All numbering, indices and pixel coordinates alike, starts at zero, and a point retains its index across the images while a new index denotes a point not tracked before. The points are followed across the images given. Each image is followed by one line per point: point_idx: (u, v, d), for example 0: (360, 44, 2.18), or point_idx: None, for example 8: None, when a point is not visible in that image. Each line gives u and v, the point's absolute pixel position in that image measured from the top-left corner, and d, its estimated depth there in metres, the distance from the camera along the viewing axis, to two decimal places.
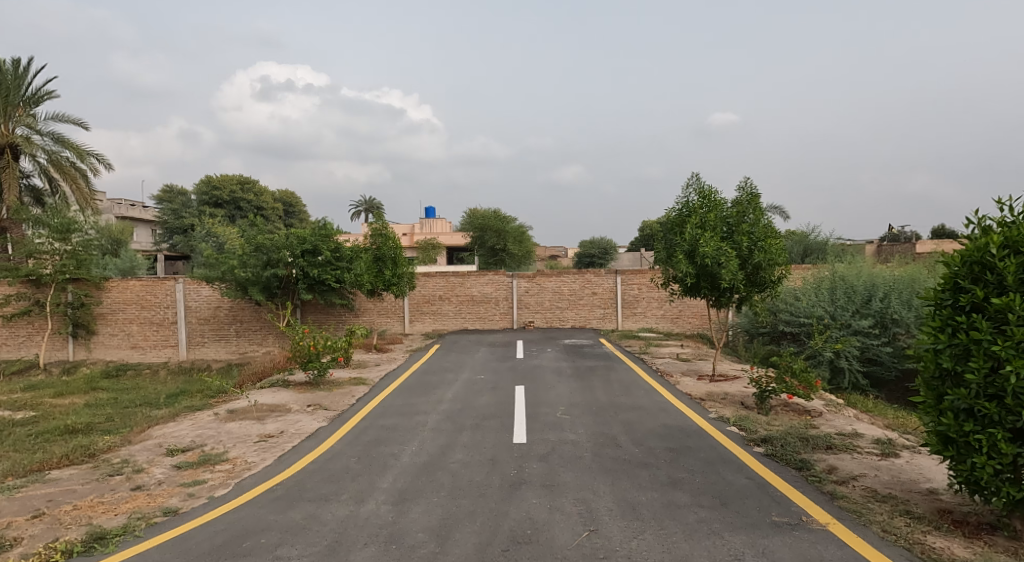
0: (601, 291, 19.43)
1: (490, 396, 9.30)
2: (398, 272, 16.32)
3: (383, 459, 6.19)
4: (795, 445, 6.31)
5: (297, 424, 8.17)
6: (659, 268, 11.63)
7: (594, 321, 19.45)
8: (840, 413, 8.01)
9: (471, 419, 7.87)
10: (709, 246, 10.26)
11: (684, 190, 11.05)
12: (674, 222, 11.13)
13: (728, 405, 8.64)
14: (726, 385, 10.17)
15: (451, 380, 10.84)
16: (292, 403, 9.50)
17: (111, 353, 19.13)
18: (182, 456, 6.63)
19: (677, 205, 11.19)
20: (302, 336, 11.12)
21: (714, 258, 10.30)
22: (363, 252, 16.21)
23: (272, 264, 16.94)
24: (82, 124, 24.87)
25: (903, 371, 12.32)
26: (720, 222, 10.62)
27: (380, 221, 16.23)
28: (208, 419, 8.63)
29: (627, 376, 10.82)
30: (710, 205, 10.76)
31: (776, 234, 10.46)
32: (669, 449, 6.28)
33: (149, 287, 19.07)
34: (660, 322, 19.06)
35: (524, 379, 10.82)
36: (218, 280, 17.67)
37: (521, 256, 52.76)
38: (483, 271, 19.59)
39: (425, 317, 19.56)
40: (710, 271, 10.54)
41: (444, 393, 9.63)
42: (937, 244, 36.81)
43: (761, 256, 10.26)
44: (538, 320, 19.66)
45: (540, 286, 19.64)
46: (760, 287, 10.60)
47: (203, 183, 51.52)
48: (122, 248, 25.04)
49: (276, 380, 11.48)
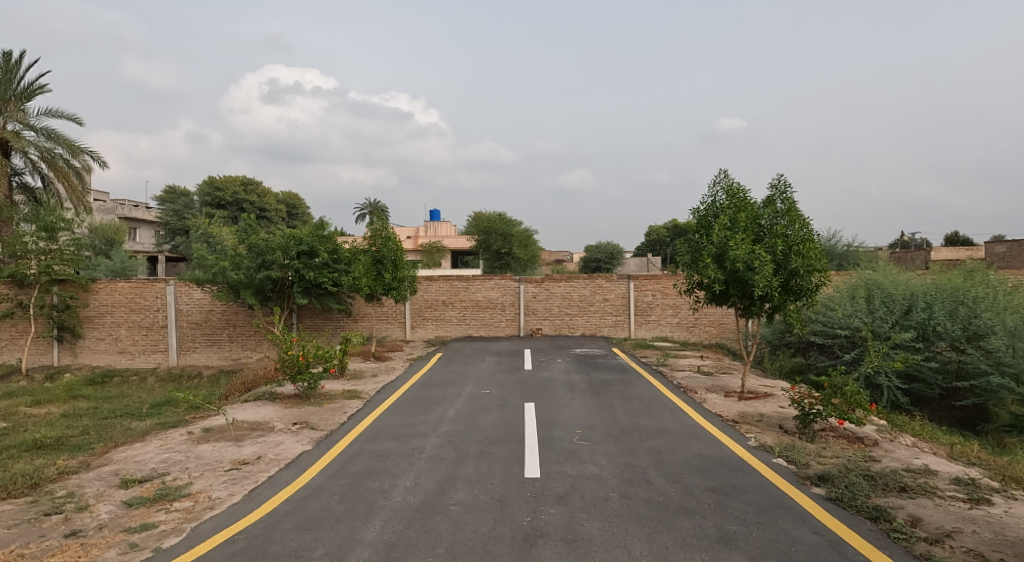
0: (612, 297, 18.44)
1: (496, 416, 8.30)
2: (399, 275, 15.29)
3: (371, 499, 5.21)
4: (862, 486, 5.31)
5: (277, 447, 7.19)
6: (683, 273, 10.62)
7: (605, 329, 18.44)
8: (898, 443, 7.01)
9: (475, 445, 6.88)
10: (740, 249, 9.32)
11: (711, 187, 10.12)
12: (700, 223, 10.19)
13: (766, 429, 7.65)
14: (759, 403, 9.16)
15: (454, 395, 9.87)
16: (276, 421, 8.53)
17: (97, 358, 18.24)
18: (136, 490, 5.65)
19: (703, 204, 10.27)
20: (291, 345, 10.18)
21: (745, 262, 9.36)
22: (362, 252, 15.14)
23: (266, 265, 16.13)
24: (75, 120, 24.15)
25: (947, 388, 11.25)
26: (751, 223, 9.65)
27: (380, 221, 15.18)
28: (178, 439, 7.67)
29: (647, 392, 9.82)
30: (740, 204, 9.81)
31: (815, 237, 9.46)
32: (711, 490, 5.29)
33: (139, 288, 18.19)
34: (675, 331, 18.05)
35: (534, 394, 9.83)
36: (210, 282, 16.74)
37: (527, 260, 51.80)
38: (489, 275, 18.64)
39: (427, 323, 18.59)
40: (741, 277, 9.53)
41: (446, 411, 8.65)
42: (958, 252, 35.67)
43: (799, 261, 9.27)
44: (546, 327, 18.65)
45: (549, 291, 18.65)
46: (796, 296, 9.57)
47: (206, 184, 50.92)
48: (115, 248, 24.18)
49: (263, 393, 10.54)
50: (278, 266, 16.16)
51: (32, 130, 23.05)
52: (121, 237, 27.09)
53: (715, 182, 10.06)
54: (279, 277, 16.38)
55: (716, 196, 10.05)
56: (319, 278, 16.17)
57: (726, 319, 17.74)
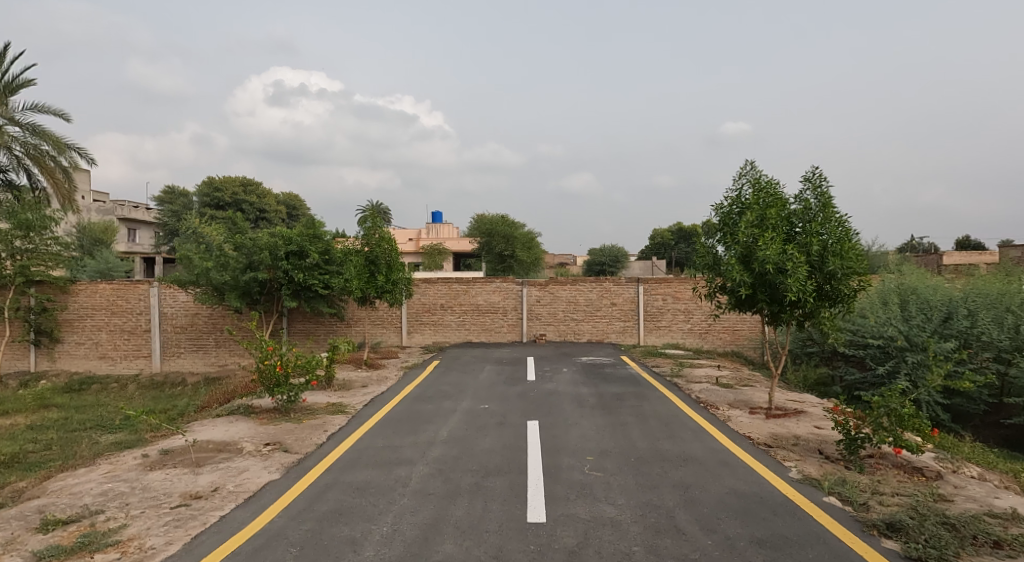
0: (620, 301, 17.43)
1: (494, 437, 7.30)
2: (394, 278, 14.29)
3: (337, 554, 4.23)
4: (946, 539, 4.31)
5: (239, 476, 6.19)
6: (702, 277, 9.61)
7: (612, 335, 17.44)
8: (964, 476, 6.01)
9: (469, 476, 5.88)
10: (770, 249, 8.33)
11: (736, 180, 9.15)
12: (722, 221, 9.22)
13: (806, 457, 6.65)
14: (790, 423, 8.15)
15: (450, 411, 8.89)
16: (245, 441, 7.53)
17: (76, 363, 17.29)
18: (55, 537, 4.70)
19: (726, 200, 9.31)
20: (268, 353, 9.18)
21: (775, 263, 8.35)
22: (354, 253, 14.13)
23: (252, 266, 15.21)
24: (63, 115, 23.32)
25: (993, 404, 10.21)
26: (782, 220, 8.67)
27: (373, 219, 14.19)
28: (129, 463, 6.69)
29: (663, 409, 8.84)
30: (769, 200, 8.84)
31: (854, 236, 8.45)
32: (758, 543, 4.30)
33: (121, 290, 17.25)
34: (686, 338, 17.05)
35: (538, 410, 8.84)
36: (193, 284, 15.81)
37: (530, 263, 50.81)
38: (490, 278, 17.65)
39: (425, 328, 17.61)
40: (770, 281, 8.52)
41: (438, 430, 7.67)
42: (967, 257, 34.94)
43: (837, 263, 8.27)
44: (550, 333, 17.65)
45: (553, 295, 17.66)
46: (832, 302, 8.55)
47: (205, 184, 50.18)
48: (102, 248, 23.31)
49: (238, 406, 9.56)
50: (265, 267, 15.22)
51: (17, 125, 22.21)
52: (110, 236, 26.14)
53: (742, 174, 9.08)
54: (266, 279, 15.43)
55: (742, 191, 9.08)
56: (309, 280, 15.21)
57: (741, 325, 16.74)
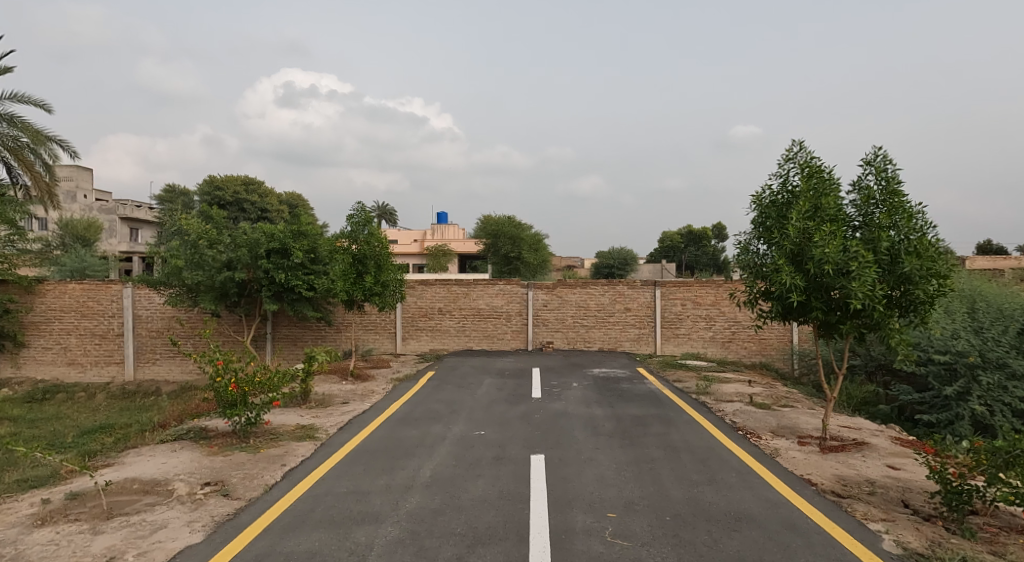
0: (635, 307, 15.89)
1: (487, 481, 5.81)
2: (383, 278, 12.78)
3: None
4: None
5: (149, 537, 4.69)
6: (742, 280, 8.03)
7: (626, 344, 15.91)
8: None
9: (451, 544, 4.40)
10: (829, 246, 6.76)
11: (780, 163, 7.60)
12: (764, 213, 7.66)
13: (894, 514, 5.12)
14: (856, 461, 6.62)
15: (438, 439, 7.40)
16: (180, 480, 6.06)
17: (43, 370, 15.95)
18: None
19: (768, 188, 7.76)
20: (218, 369, 7.65)
21: (836, 263, 6.78)
22: (340, 251, 12.65)
23: (230, 266, 13.84)
24: (44, 107, 22.07)
25: None
26: (839, 213, 7.13)
27: (362, 214, 12.73)
28: (19, 513, 5.22)
29: (696, 439, 7.35)
30: (822, 188, 7.31)
31: (930, 231, 6.88)
32: None
33: (92, 291, 15.87)
34: (708, 347, 15.50)
35: (544, 439, 7.33)
36: (165, 285, 14.43)
37: (537, 265, 48.64)
38: (493, 280, 16.18)
39: (421, 335, 16.15)
40: (829, 285, 6.95)
41: (419, 470, 6.17)
42: (992, 261, 33.34)
43: (913, 263, 6.70)
44: (558, 340, 16.13)
45: (562, 299, 16.13)
46: (905, 311, 6.98)
47: (206, 183, 49.14)
48: (83, 247, 22.02)
49: (188, 428, 8.09)
50: (243, 266, 13.84)
51: None
52: (95, 233, 24.84)
53: (788, 156, 7.52)
54: (245, 279, 14.03)
55: (789, 175, 7.51)
56: (291, 280, 13.77)
57: (768, 333, 15.21)
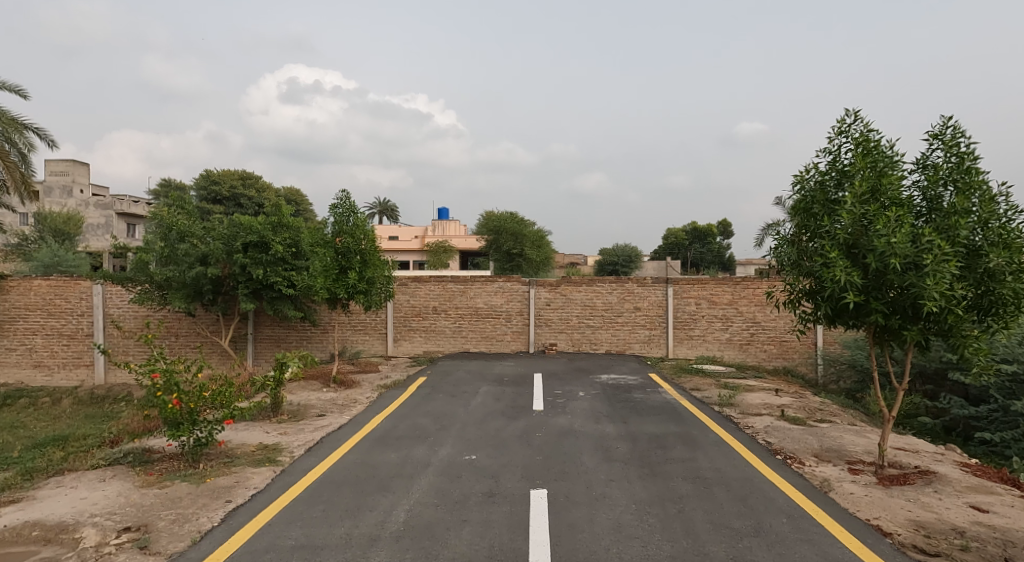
0: (646, 306, 14.67)
1: (475, 531, 4.61)
2: (369, 275, 11.57)
3: None
4: None
5: None
6: (781, 278, 6.80)
7: (635, 346, 14.70)
8: None
9: None
10: (897, 235, 5.52)
11: (829, 137, 6.34)
12: (809, 197, 6.42)
13: None
14: (929, 499, 5.41)
15: (420, 467, 6.21)
16: (94, 523, 4.90)
17: (8, 373, 14.82)
18: None
19: (813, 169, 6.51)
20: (156, 384, 6.38)
21: (906, 257, 5.55)
22: (321, 245, 11.41)
23: (204, 261, 12.66)
24: (21, 93, 20.88)
25: None
26: (902, 198, 5.91)
27: (346, 203, 11.48)
28: None
29: (726, 467, 6.16)
30: (882, 167, 6.05)
31: (1017, 217, 5.65)
32: None
33: (59, 288, 14.68)
34: (724, 351, 14.28)
35: (547, 466, 6.14)
36: (133, 281, 13.22)
37: (539, 262, 47.30)
38: (491, 277, 14.96)
39: (414, 336, 14.96)
40: (894, 284, 5.71)
41: (391, 512, 4.98)
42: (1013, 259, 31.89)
43: (1000, 256, 5.48)
44: (562, 342, 14.93)
45: (566, 298, 14.93)
46: (986, 315, 5.77)
47: (202, 177, 48.07)
48: (60, 242, 20.85)
49: (125, 448, 6.85)
50: (218, 261, 12.66)
51: None
52: (75, 227, 23.66)
53: (840, 129, 6.25)
54: (221, 275, 12.85)
55: (840, 151, 6.25)
56: (270, 276, 12.61)
57: (789, 336, 14.00)
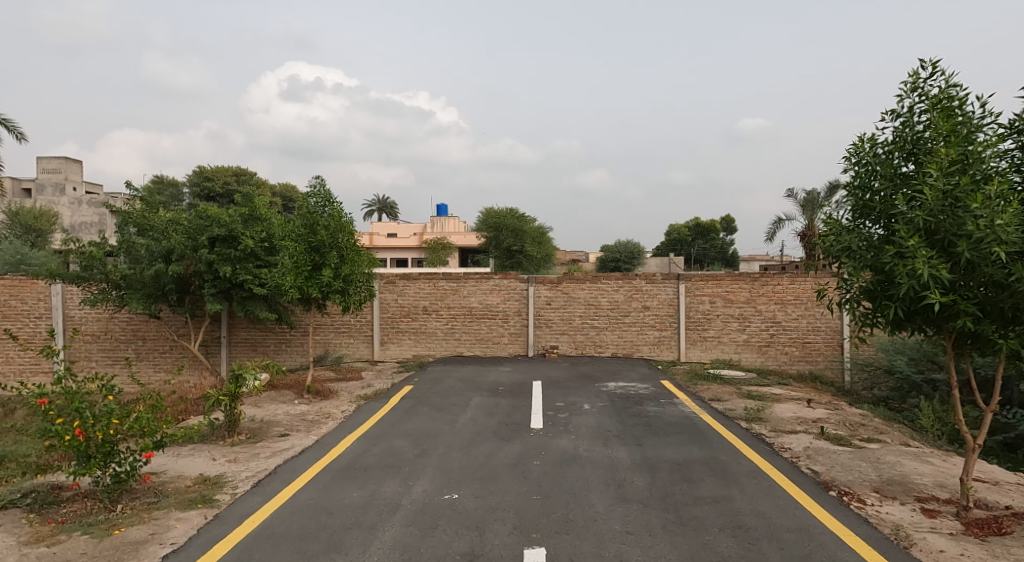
0: (655, 305, 13.40)
1: None
2: (346, 272, 10.30)
3: None
4: None
5: None
6: (834, 273, 5.54)
7: (643, 349, 13.43)
8: None
9: None
10: (1002, 215, 4.27)
11: (898, 95, 5.13)
12: (871, 170, 5.19)
13: None
14: None
15: (388, 510, 4.96)
16: None
17: None
18: None
19: (875, 137, 5.29)
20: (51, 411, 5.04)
21: (1012, 245, 4.28)
22: (290, 238, 10.13)
23: (167, 257, 11.40)
24: None
25: None
26: (999, 170, 4.65)
27: (321, 192, 10.20)
28: None
29: (772, 511, 4.89)
30: (971, 131, 4.81)
31: None
32: None
33: (14, 288, 13.31)
34: (741, 354, 13.02)
35: (547, 511, 4.88)
36: (90, 281, 11.93)
37: (541, 259, 46.09)
38: (487, 274, 13.69)
39: (403, 338, 13.71)
40: (991, 279, 4.45)
41: None
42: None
43: None
44: (564, 345, 13.67)
45: (568, 296, 13.67)
46: None
47: (195, 174, 46.92)
48: (29, 240, 19.54)
49: (19, 489, 5.47)
50: (182, 258, 11.38)
51: None
52: (48, 224, 22.39)
53: (912, 85, 5.04)
54: (185, 273, 11.60)
55: (912, 112, 5.04)
56: (239, 274, 11.37)
57: (813, 337, 12.74)
